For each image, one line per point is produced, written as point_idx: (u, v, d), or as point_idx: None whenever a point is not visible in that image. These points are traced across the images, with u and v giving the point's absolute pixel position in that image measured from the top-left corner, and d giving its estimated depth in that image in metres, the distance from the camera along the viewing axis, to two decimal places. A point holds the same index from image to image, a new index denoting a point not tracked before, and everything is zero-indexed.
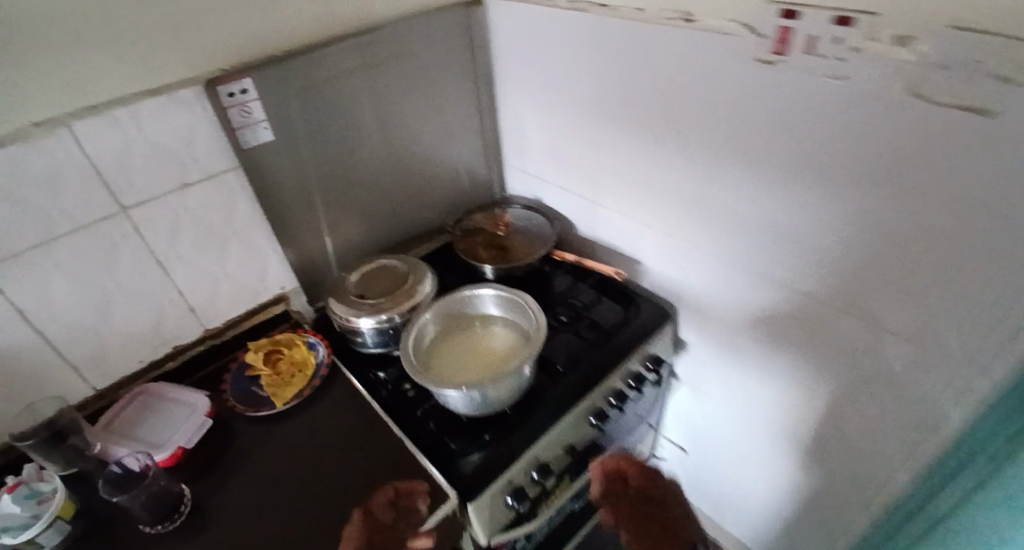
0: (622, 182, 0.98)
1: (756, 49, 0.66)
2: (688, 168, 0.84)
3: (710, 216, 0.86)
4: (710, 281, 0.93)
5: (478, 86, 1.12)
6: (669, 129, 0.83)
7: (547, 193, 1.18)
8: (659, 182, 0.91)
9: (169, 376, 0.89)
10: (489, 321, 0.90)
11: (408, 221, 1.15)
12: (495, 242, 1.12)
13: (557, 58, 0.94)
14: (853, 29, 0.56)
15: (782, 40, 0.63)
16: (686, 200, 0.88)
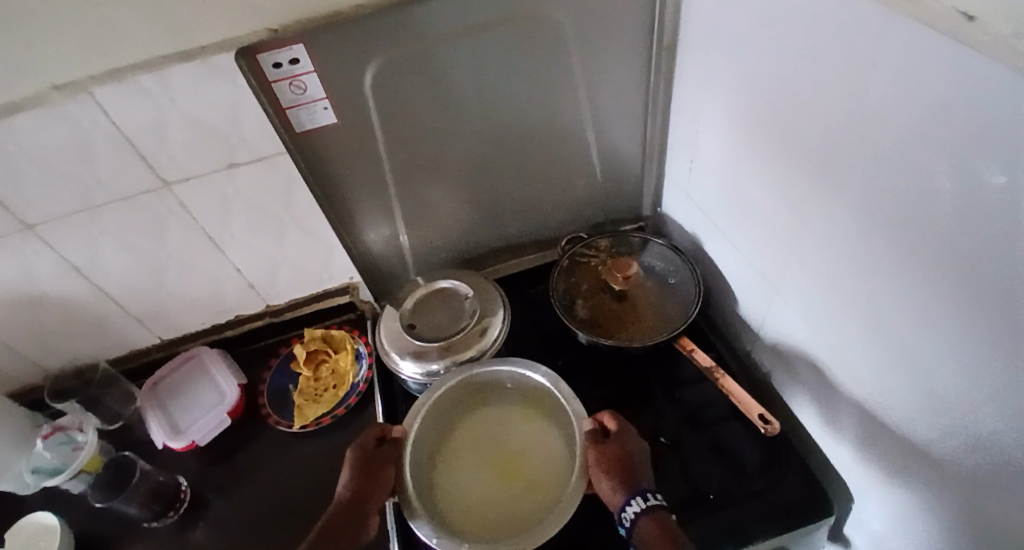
0: (827, 286, 0.59)
1: None
2: (955, 339, 0.43)
3: (975, 439, 0.45)
4: (935, 513, 0.53)
5: (650, 62, 0.75)
6: (949, 267, 0.41)
7: (709, 237, 0.81)
8: (896, 326, 0.50)
9: (229, 341, 0.87)
10: (543, 424, 0.70)
11: (514, 226, 0.90)
12: (608, 292, 0.82)
13: (781, 58, 0.53)
14: None
15: None
16: (940, 386, 0.47)
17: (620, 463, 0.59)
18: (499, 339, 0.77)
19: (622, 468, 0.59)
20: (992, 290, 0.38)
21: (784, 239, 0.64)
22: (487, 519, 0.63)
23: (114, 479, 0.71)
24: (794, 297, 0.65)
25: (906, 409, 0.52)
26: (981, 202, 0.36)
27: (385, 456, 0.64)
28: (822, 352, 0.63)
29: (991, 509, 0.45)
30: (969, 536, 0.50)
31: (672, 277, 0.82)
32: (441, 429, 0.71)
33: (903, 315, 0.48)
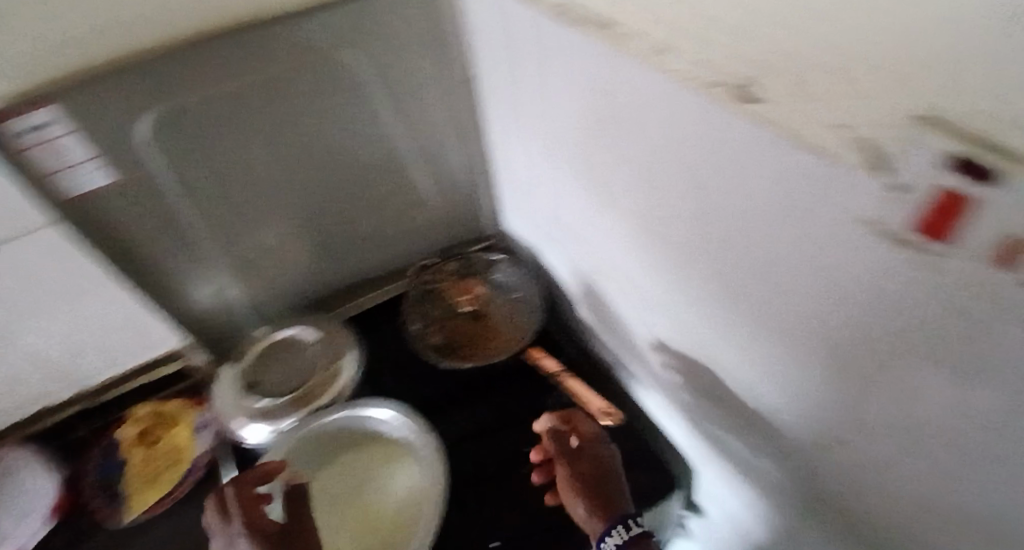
0: (634, 280, 0.66)
1: (883, 208, 0.31)
2: (731, 307, 0.52)
3: (775, 384, 0.52)
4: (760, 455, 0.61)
5: (454, 93, 0.78)
6: (722, 248, 0.49)
7: (542, 247, 0.86)
8: (696, 302, 0.58)
9: (44, 435, 0.77)
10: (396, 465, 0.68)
11: (359, 262, 0.90)
12: (461, 315, 0.86)
13: (555, 86, 0.60)
14: None
15: (942, 212, 0.27)
16: (739, 348, 0.54)
17: (595, 479, 0.61)
18: (353, 381, 0.74)
19: (599, 485, 0.60)
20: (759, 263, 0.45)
21: (598, 243, 0.71)
22: None
23: None
24: (617, 291, 0.72)
25: (721, 372, 0.60)
26: (734, 191, 0.43)
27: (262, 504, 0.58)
28: (647, 334, 0.70)
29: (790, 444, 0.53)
30: (792, 469, 0.57)
31: (514, 291, 0.87)
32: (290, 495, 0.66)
33: (698, 294, 0.56)
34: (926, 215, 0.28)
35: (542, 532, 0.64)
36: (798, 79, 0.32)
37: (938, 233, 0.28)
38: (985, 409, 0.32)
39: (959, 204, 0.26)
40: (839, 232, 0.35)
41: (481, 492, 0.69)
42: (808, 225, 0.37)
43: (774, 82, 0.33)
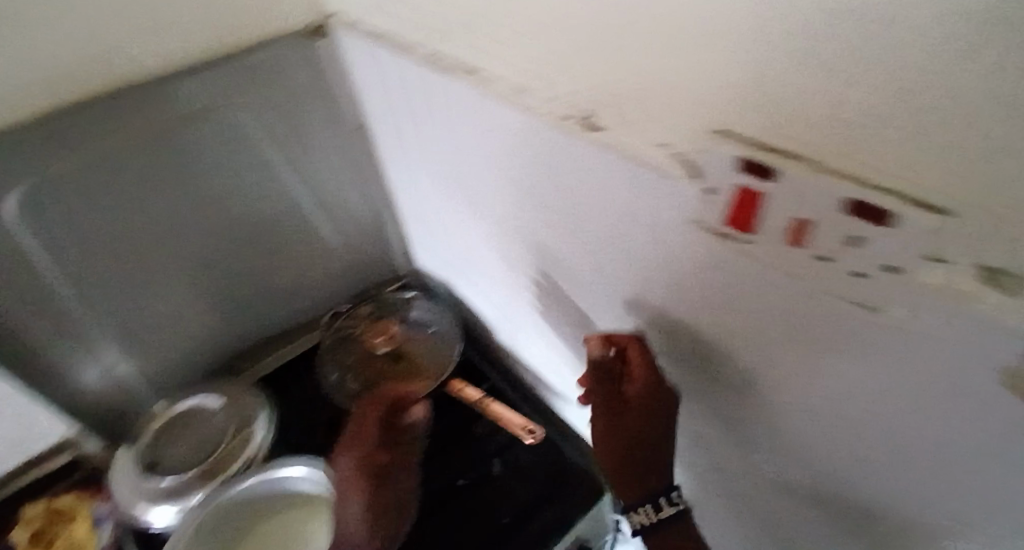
0: (538, 300, 0.70)
1: (701, 210, 0.36)
2: (619, 314, 0.57)
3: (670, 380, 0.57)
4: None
5: (348, 141, 0.79)
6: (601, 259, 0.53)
7: (456, 279, 0.88)
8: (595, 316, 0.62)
9: None
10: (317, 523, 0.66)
11: (268, 318, 0.88)
12: (379, 357, 0.85)
13: (435, 132, 0.63)
14: (894, 231, 0.26)
15: (742, 207, 0.33)
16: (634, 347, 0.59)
17: (638, 445, 0.55)
18: (266, 441, 0.72)
19: (638, 447, 0.55)
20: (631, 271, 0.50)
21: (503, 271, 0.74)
22: None
23: None
24: (526, 314, 0.75)
25: None
26: (597, 211, 0.48)
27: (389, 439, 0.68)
28: (559, 350, 0.74)
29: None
30: (708, 450, 0.63)
31: (432, 325, 0.87)
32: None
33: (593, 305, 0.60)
34: (731, 209, 0.34)
35: None
36: (631, 110, 0.37)
37: (744, 224, 0.34)
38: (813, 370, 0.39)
39: (757, 198, 0.32)
40: (680, 234, 0.40)
41: (420, 531, 0.69)
42: (656, 233, 0.43)
43: (609, 109, 0.39)
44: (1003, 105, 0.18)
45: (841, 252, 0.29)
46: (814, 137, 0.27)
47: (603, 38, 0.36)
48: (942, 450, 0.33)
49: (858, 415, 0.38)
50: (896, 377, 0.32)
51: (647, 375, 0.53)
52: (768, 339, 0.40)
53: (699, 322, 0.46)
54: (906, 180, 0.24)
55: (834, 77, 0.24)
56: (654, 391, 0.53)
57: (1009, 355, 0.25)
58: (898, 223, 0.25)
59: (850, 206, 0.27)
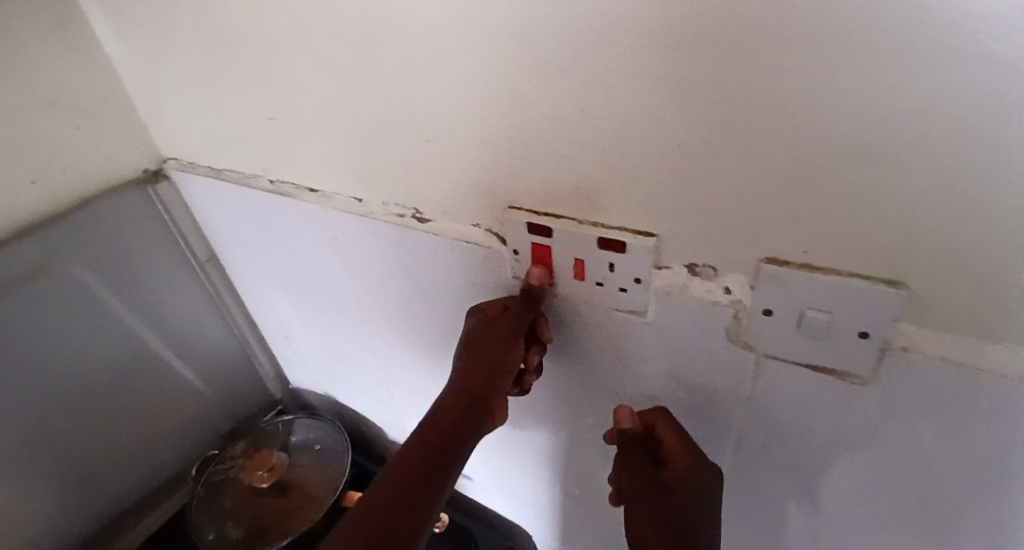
0: (413, 387, 0.74)
1: (513, 270, 0.46)
2: None
3: (536, 435, 0.63)
4: (557, 505, 0.71)
5: (199, 274, 0.79)
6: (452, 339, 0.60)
7: (334, 389, 0.89)
8: None
9: None
10: None
11: (123, 482, 0.78)
12: (262, 492, 0.79)
13: (285, 254, 0.68)
14: (631, 254, 0.38)
15: (539, 261, 0.44)
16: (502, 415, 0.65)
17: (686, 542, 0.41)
18: None
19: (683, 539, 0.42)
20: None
21: (377, 371, 0.77)
22: None
23: None
24: (407, 404, 0.78)
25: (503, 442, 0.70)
26: (439, 298, 0.56)
27: (491, 334, 0.45)
28: None
29: (567, 476, 0.65)
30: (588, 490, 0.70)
31: (316, 442, 0.85)
32: None
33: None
34: (532, 262, 0.44)
35: None
36: (446, 208, 0.47)
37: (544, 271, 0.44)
38: (625, 387, 0.49)
39: (546, 251, 0.43)
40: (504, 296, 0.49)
41: None
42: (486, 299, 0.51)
43: (428, 202, 0.48)
44: (669, 139, 0.32)
45: (609, 280, 0.41)
46: (569, 203, 0.39)
47: (410, 161, 0.46)
48: (718, 419, 0.45)
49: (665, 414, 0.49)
50: (675, 370, 0.44)
51: (693, 454, 0.44)
52: (594, 373, 0.50)
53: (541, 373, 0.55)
54: (634, 212, 0.37)
55: (571, 158, 0.37)
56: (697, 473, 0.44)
57: (725, 319, 0.38)
58: (630, 247, 0.38)
59: (600, 243, 0.39)
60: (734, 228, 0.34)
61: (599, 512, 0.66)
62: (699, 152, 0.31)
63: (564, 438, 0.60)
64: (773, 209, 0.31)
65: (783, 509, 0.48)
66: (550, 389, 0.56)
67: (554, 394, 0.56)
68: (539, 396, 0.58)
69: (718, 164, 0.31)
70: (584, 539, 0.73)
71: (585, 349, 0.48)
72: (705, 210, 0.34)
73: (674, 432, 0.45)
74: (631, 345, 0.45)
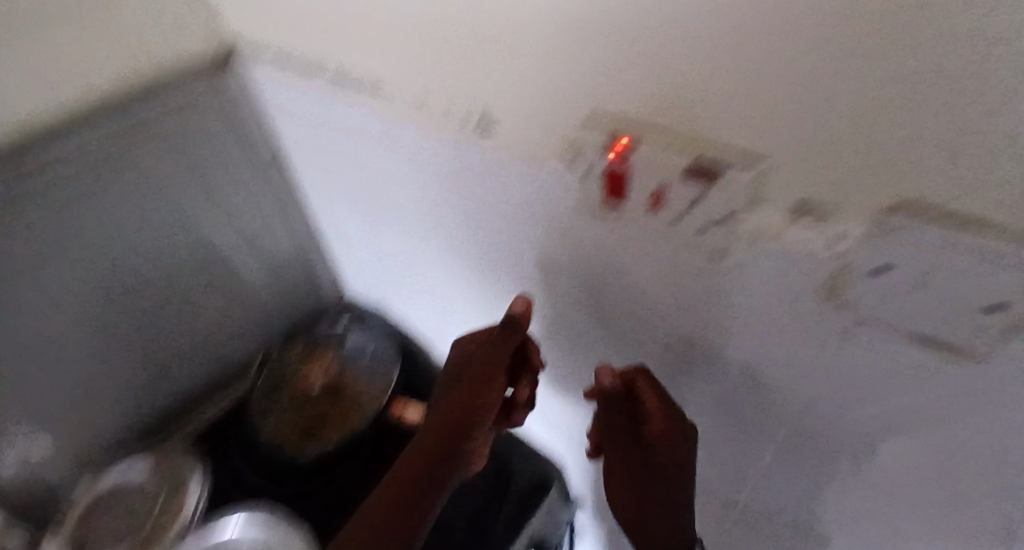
0: (464, 307, 0.73)
1: (584, 192, 0.41)
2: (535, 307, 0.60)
3: (584, 367, 0.62)
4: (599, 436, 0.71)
5: (263, 175, 0.79)
6: (508, 261, 0.58)
7: (387, 302, 0.89)
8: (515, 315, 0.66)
9: None
10: None
11: (198, 368, 0.85)
12: (315, 393, 0.83)
13: (346, 158, 0.66)
14: (725, 186, 0.32)
15: (614, 185, 0.39)
16: (553, 343, 0.63)
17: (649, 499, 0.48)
18: (201, 503, 0.69)
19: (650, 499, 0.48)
20: (541, 269, 0.55)
21: (429, 288, 0.76)
22: None
23: None
24: (455, 323, 0.78)
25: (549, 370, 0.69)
26: (500, 217, 0.52)
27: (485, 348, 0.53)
28: None
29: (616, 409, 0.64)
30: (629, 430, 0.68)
31: (368, 349, 0.87)
32: None
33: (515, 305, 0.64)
34: (606, 185, 0.39)
35: None
36: (510, 116, 0.42)
37: (617, 195, 0.39)
38: (693, 327, 0.45)
39: (620, 174, 0.37)
40: (569, 218, 0.45)
41: None
42: (549, 221, 0.48)
43: (495, 107, 0.43)
44: (788, 46, 0.24)
45: (693, 212, 0.35)
46: (654, 115, 0.32)
47: (479, 58, 0.40)
48: (795, 376, 0.40)
49: (733, 362, 0.45)
50: (755, 317, 0.39)
51: (668, 414, 0.46)
52: (659, 310, 0.46)
53: (598, 305, 0.52)
54: (729, 135, 0.30)
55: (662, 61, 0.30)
56: (673, 437, 0.45)
57: (825, 270, 0.32)
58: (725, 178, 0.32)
59: (687, 172, 0.33)
60: (861, 165, 0.26)
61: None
62: (822, 64, 0.24)
63: (616, 372, 0.58)
64: (920, 149, 0.23)
65: (840, 476, 0.45)
66: (608, 322, 0.53)
67: (612, 326, 0.53)
68: (595, 328, 0.55)
69: (857, 82, 0.23)
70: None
71: (654, 284, 0.44)
72: (828, 138, 0.26)
73: (653, 389, 0.47)
74: (708, 285, 0.40)
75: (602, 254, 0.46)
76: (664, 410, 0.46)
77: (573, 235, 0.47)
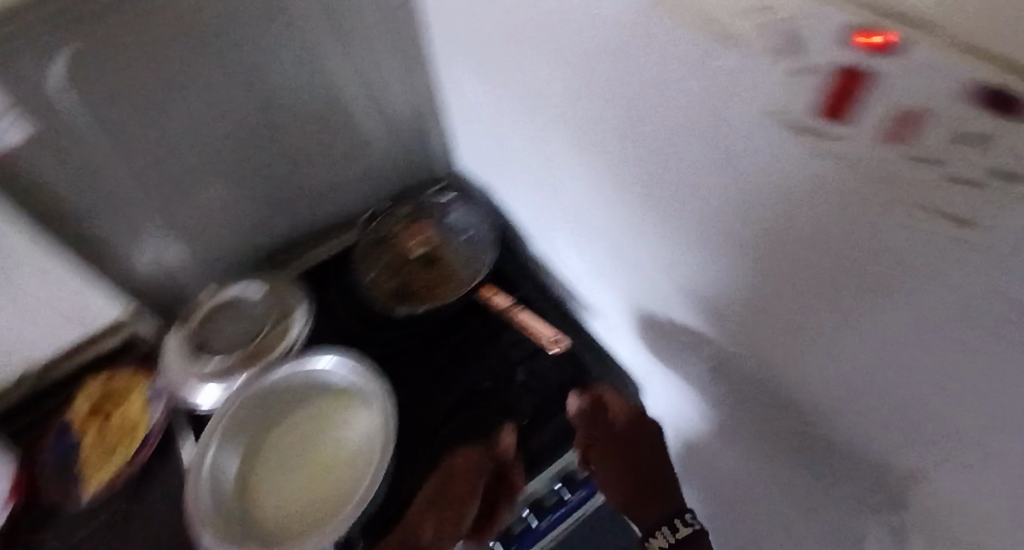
0: (576, 208, 0.66)
1: (792, 97, 0.29)
2: (665, 227, 0.52)
3: (706, 304, 0.54)
4: (699, 374, 0.64)
5: (390, 19, 0.73)
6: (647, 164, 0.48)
7: (496, 183, 0.84)
8: (637, 229, 0.58)
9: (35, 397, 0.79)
10: (351, 409, 0.68)
11: (312, 210, 0.88)
12: (413, 260, 0.85)
13: (481, 10, 0.57)
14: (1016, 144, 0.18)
15: (840, 94, 0.26)
16: (674, 265, 0.54)
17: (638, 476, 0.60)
18: (302, 335, 0.75)
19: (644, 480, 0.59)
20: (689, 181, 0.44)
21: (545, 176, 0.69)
22: (309, 511, 0.61)
23: None
24: (564, 221, 0.71)
25: (661, 296, 0.61)
26: (655, 108, 0.42)
27: (470, 475, 0.64)
28: (597, 263, 0.71)
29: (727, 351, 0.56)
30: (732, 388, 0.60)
31: (467, 230, 0.86)
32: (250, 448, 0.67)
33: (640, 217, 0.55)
34: (831, 91, 0.26)
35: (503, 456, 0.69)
36: None
37: (840, 113, 0.26)
38: (873, 310, 0.33)
39: (859, 79, 0.24)
40: (754, 132, 0.33)
41: (439, 433, 0.72)
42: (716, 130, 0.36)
43: None
44: None
45: (941, 163, 0.22)
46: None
47: None
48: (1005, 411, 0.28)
49: (904, 360, 0.33)
50: (982, 325, 0.26)
51: (628, 410, 0.64)
52: (832, 268, 0.34)
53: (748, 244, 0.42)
54: None
55: None
56: (635, 416, 0.63)
57: None
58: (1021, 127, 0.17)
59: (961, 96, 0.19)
60: None
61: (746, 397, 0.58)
62: None
63: (745, 316, 0.49)
64: None
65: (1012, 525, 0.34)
66: (753, 261, 0.42)
67: (759, 268, 0.43)
68: (739, 264, 0.44)
69: None
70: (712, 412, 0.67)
71: (834, 237, 0.32)
72: None
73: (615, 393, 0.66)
74: (907, 268, 0.28)
75: (776, 182, 0.35)
76: (623, 407, 0.64)
77: (743, 153, 0.35)
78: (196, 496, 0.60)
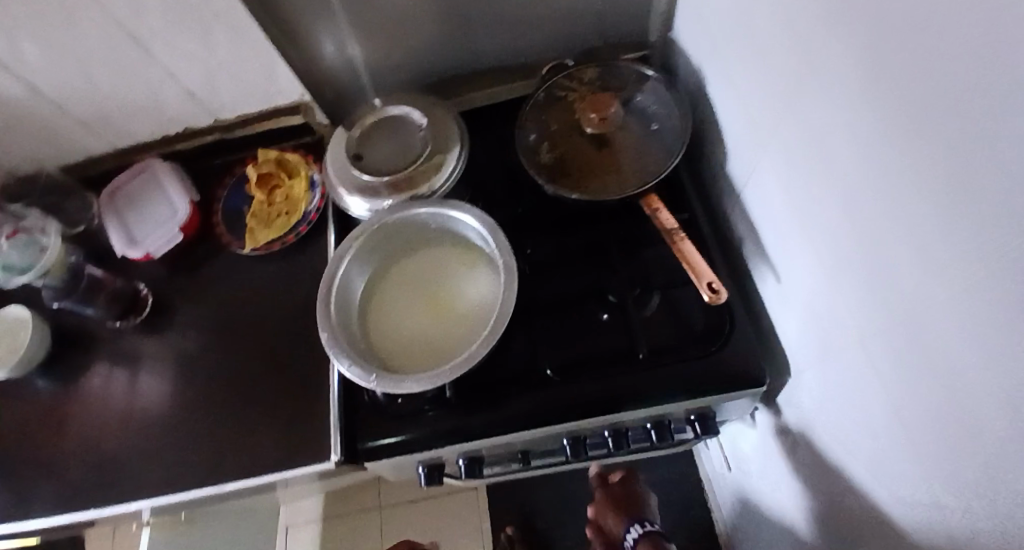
0: (803, 146, 0.48)
1: None
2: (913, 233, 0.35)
3: (912, 341, 0.38)
4: (857, 404, 0.50)
5: None
6: (928, 164, 0.31)
7: (709, 74, 0.65)
8: (865, 214, 0.41)
9: (218, 148, 0.85)
10: (478, 268, 0.67)
11: (494, 43, 0.77)
12: (583, 135, 0.73)
13: None
14: None
15: None
16: (900, 278, 0.38)
17: None
18: (453, 178, 0.72)
19: None
20: (972, 222, 0.28)
21: (776, 94, 0.51)
22: (415, 347, 0.63)
23: (65, 283, 0.76)
24: (776, 153, 0.54)
25: (858, 304, 0.46)
26: (974, 90, 0.25)
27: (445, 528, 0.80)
28: (792, 222, 0.54)
29: (907, 415, 0.42)
30: (882, 440, 0.47)
31: (655, 122, 0.71)
32: (379, 269, 0.69)
33: (877, 215, 0.38)
34: None
35: (606, 373, 0.65)
36: None
37: None
38: None
39: None
40: None
41: (548, 327, 0.69)
42: None
43: None
44: None
45: None
46: None
47: None
48: None
49: None
50: None
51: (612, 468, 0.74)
52: None
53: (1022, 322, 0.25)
54: None
55: None
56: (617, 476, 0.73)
57: None
58: None
59: None
60: None
61: (900, 466, 0.45)
62: None
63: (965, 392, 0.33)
64: None
65: None
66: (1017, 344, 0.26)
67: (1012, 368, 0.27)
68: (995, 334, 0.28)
69: None
70: (845, 441, 0.54)
71: None
72: None
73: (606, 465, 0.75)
74: None
75: None
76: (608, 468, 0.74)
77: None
78: (324, 294, 0.63)
